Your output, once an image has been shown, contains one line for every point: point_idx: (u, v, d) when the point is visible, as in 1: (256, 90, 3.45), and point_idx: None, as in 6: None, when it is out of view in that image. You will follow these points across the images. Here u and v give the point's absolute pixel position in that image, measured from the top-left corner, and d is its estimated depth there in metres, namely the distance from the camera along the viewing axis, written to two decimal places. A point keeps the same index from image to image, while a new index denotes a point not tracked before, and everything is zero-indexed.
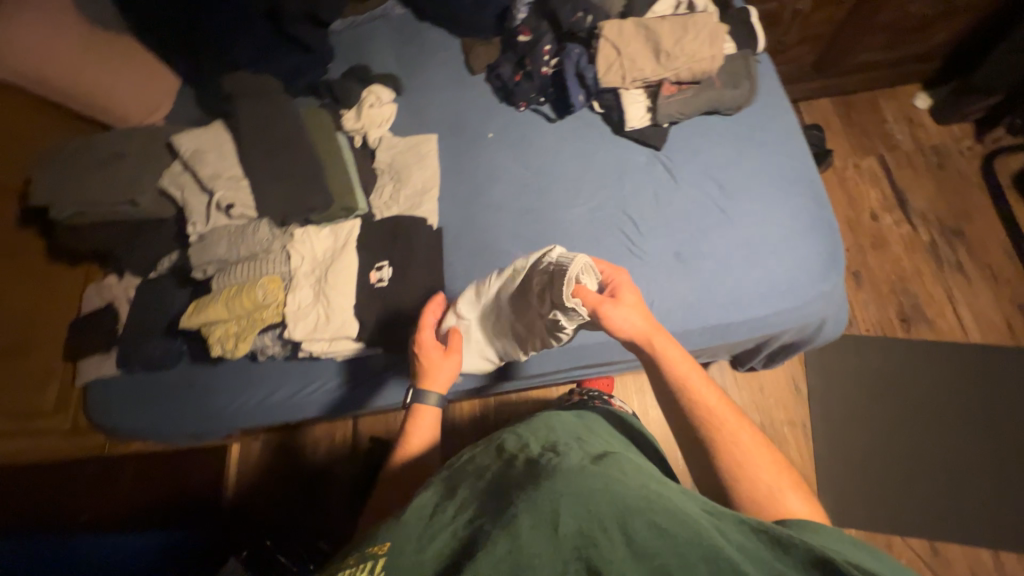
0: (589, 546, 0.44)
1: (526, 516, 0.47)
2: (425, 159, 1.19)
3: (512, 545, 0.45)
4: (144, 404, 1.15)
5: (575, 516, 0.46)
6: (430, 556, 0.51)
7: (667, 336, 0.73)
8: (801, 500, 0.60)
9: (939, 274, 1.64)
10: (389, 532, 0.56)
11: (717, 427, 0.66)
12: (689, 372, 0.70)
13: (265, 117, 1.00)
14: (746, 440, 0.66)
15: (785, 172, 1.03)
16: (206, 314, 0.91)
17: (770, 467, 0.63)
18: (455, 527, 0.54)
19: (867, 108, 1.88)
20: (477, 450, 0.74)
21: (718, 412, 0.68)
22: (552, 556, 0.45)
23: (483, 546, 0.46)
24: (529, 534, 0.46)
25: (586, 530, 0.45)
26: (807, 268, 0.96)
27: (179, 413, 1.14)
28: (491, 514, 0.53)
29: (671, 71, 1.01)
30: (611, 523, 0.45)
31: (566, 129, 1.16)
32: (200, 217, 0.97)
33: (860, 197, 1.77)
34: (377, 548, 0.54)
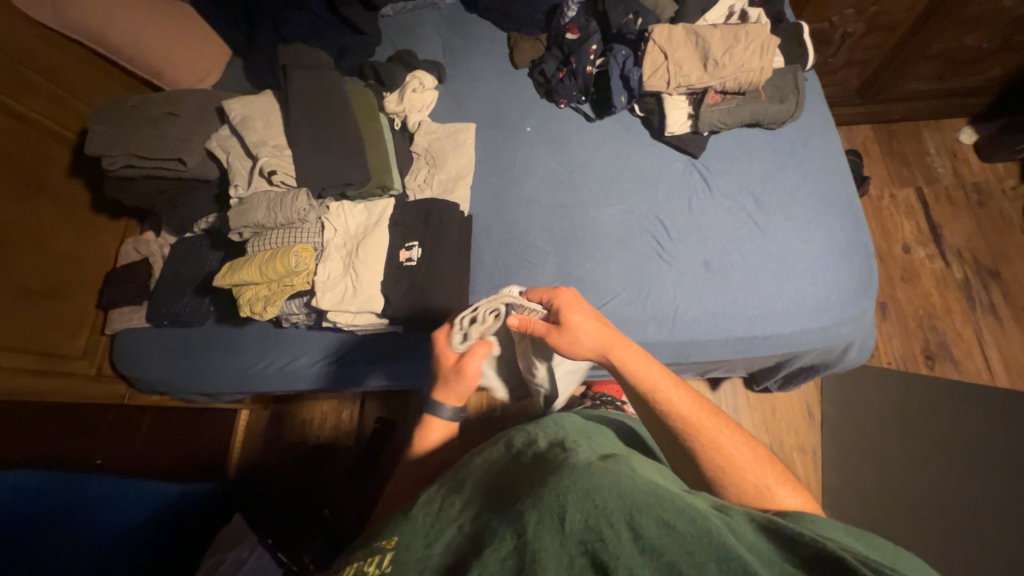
0: (595, 540, 0.41)
1: (532, 511, 0.45)
2: (461, 147, 1.21)
3: (518, 541, 0.43)
4: (167, 359, 1.19)
5: (580, 508, 0.43)
6: (437, 553, 0.50)
7: (631, 346, 0.74)
8: (791, 494, 0.63)
9: (970, 314, 1.60)
10: (396, 527, 0.57)
11: (695, 433, 0.68)
12: (653, 379, 0.71)
13: (313, 91, 1.03)
14: (724, 441, 0.67)
15: (824, 191, 1.01)
16: (240, 275, 0.94)
17: (755, 461, 0.66)
18: (460, 523, 0.53)
19: (909, 139, 1.85)
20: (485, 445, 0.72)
21: (693, 417, 0.69)
22: (558, 550, 0.41)
23: (490, 547, 0.45)
24: (535, 528, 0.43)
25: (593, 522, 0.42)
26: (838, 289, 0.94)
27: (201, 371, 1.17)
28: (497, 512, 0.51)
29: (718, 80, 1.00)
30: (619, 519, 0.42)
31: (604, 130, 1.17)
32: (242, 181, 1.00)
33: (893, 228, 1.74)
34: (386, 543, 0.55)
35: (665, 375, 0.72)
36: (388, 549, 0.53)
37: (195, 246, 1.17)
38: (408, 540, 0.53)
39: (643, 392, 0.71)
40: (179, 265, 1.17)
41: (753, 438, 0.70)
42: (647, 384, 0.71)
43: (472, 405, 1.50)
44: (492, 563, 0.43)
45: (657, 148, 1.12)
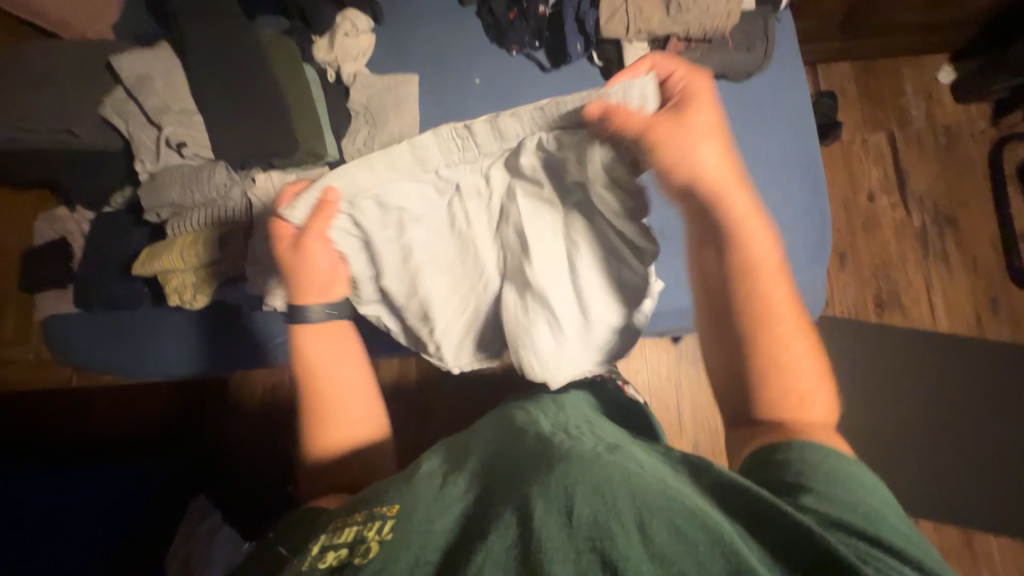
0: (604, 538, 0.44)
1: (542, 501, 0.48)
2: (403, 103, 1.08)
3: (528, 530, 0.46)
4: (102, 343, 1.11)
5: (590, 505, 0.46)
6: (443, 527, 0.52)
7: (740, 194, 0.66)
8: (827, 404, 0.64)
9: (923, 262, 1.64)
10: (397, 494, 0.58)
11: (774, 321, 0.65)
12: (765, 260, 0.66)
13: (217, 42, 0.88)
14: (797, 348, 0.65)
15: (787, 151, 0.96)
16: (160, 263, 0.87)
17: (812, 368, 0.65)
18: (465, 499, 0.56)
19: (886, 78, 1.76)
20: (488, 419, 0.74)
21: (777, 305, 0.65)
22: (566, 543, 0.44)
23: (498, 533, 0.47)
24: (542, 519, 0.46)
25: (602, 522, 0.44)
26: (791, 258, 0.93)
27: (141, 354, 1.11)
28: (502, 493, 0.54)
29: (682, 26, 0.90)
30: (628, 520, 0.44)
31: (559, 82, 1.06)
32: (148, 154, 0.88)
33: (861, 175, 1.71)
34: (386, 509, 0.56)
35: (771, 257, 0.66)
36: (389, 517, 0.54)
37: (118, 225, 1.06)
38: (411, 506, 0.55)
39: (740, 263, 0.66)
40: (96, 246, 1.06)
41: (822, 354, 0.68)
42: (746, 240, 0.66)
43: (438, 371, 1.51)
44: (498, 547, 0.45)
45: None
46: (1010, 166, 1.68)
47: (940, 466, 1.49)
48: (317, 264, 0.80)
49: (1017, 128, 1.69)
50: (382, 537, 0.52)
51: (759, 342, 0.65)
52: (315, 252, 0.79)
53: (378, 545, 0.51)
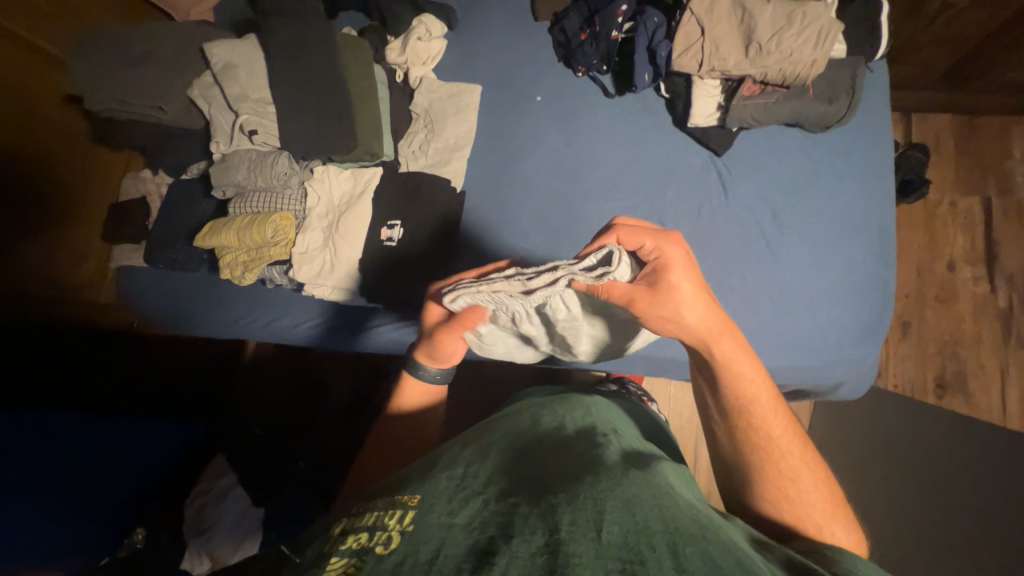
0: (636, 561, 0.41)
1: (568, 508, 0.46)
2: (462, 112, 1.09)
3: (553, 538, 0.43)
4: (167, 296, 1.22)
5: (620, 523, 0.45)
6: (463, 519, 0.46)
7: (735, 341, 0.64)
8: (853, 537, 0.63)
9: (1001, 347, 1.47)
10: (418, 489, 0.53)
11: (774, 459, 0.65)
12: (754, 387, 0.66)
13: (299, 38, 0.93)
14: (805, 479, 0.65)
15: (854, 213, 0.89)
16: (218, 238, 0.93)
17: (825, 502, 0.64)
18: (485, 498, 0.49)
19: (991, 138, 1.59)
20: (497, 426, 0.71)
21: (779, 441, 0.66)
22: (596, 561, 0.40)
23: (520, 529, 0.44)
24: (569, 532, 0.43)
25: (631, 540, 0.43)
26: (841, 329, 0.87)
27: (194, 312, 1.20)
28: (526, 492, 0.50)
29: (758, 69, 0.85)
30: (662, 547, 0.43)
31: (621, 109, 1.04)
32: (223, 138, 0.95)
33: (944, 241, 1.55)
34: (407, 499, 0.51)
35: (770, 390, 0.66)
36: (411, 508, 0.49)
37: (189, 197, 1.15)
38: (431, 497, 0.50)
39: (735, 400, 0.66)
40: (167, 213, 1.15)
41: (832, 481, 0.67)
42: (747, 392, 0.66)
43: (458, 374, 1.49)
44: (521, 552, 0.41)
45: (677, 139, 0.99)
46: None
47: None
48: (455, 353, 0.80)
49: None
50: (403, 527, 0.46)
51: (766, 479, 0.65)
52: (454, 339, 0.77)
53: (400, 535, 0.45)
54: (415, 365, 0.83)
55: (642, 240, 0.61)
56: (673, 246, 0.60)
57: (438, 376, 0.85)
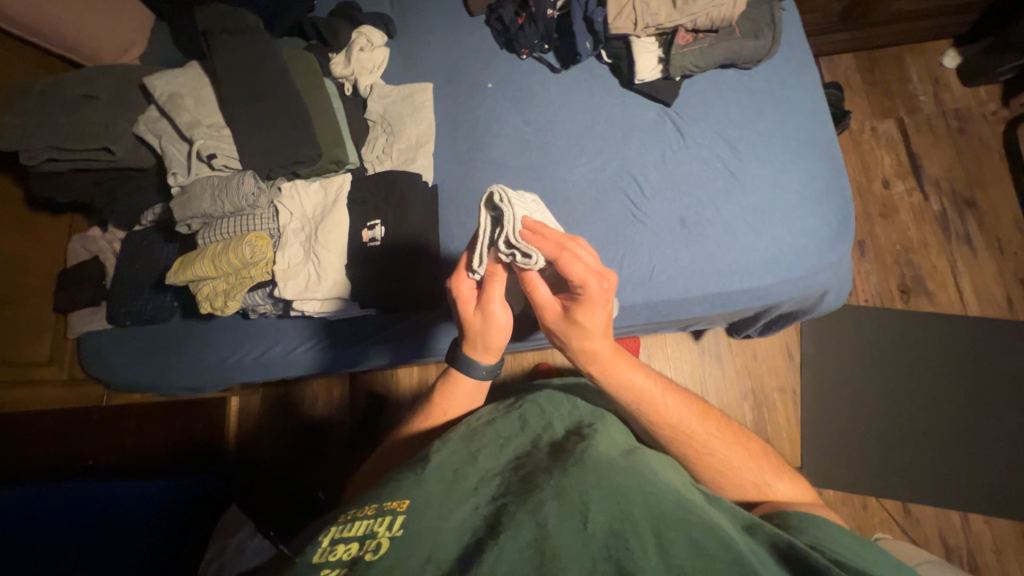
0: (619, 546, 0.46)
1: (554, 503, 0.50)
2: (419, 111, 1.11)
3: (540, 531, 0.47)
4: (143, 356, 1.14)
5: (604, 513, 0.49)
6: (454, 529, 0.50)
7: (617, 366, 0.69)
8: (785, 484, 0.69)
9: (946, 246, 1.61)
10: (409, 490, 0.54)
11: (689, 441, 0.69)
12: (639, 394, 0.70)
13: (244, 58, 0.93)
14: (720, 448, 0.69)
15: (802, 132, 0.97)
16: (192, 271, 0.89)
17: (752, 461, 0.70)
18: (478, 502, 0.54)
19: (890, 67, 1.77)
20: (488, 412, 0.73)
21: (684, 423, 0.70)
22: (582, 550, 0.46)
23: (509, 527, 0.49)
24: (555, 527, 0.48)
25: (616, 530, 0.48)
26: (814, 237, 0.93)
27: (175, 365, 1.12)
28: (515, 494, 0.54)
29: (688, 17, 0.93)
30: (645, 532, 0.47)
31: (570, 82, 1.09)
32: (181, 168, 0.92)
33: (874, 163, 1.70)
34: (397, 504, 0.52)
35: (652, 387, 0.70)
36: (400, 511, 0.50)
37: (147, 245, 1.08)
38: (422, 505, 0.52)
39: (631, 401, 0.70)
40: (126, 266, 1.08)
41: (748, 437, 0.73)
42: (633, 393, 0.69)
43: None
44: (511, 548, 0.46)
45: (628, 98, 1.05)
46: None
47: (983, 457, 1.45)
48: (501, 322, 0.72)
49: None
50: (392, 533, 0.48)
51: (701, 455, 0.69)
52: (496, 312, 0.72)
53: (389, 541, 0.47)
54: (467, 364, 0.76)
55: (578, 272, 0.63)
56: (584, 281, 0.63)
57: (488, 374, 0.77)
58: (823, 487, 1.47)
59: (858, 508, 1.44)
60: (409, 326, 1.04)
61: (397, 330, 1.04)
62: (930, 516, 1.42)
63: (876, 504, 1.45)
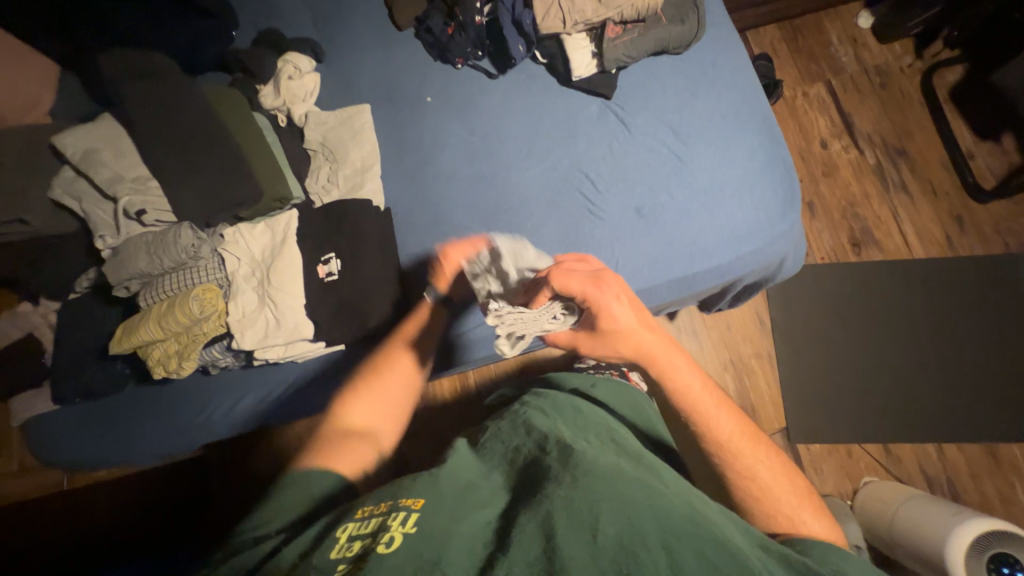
0: (628, 559, 0.45)
1: (563, 504, 0.49)
2: (359, 134, 1.07)
3: (551, 546, 0.45)
4: (94, 431, 1.05)
5: (614, 524, 0.47)
6: (463, 533, 0.48)
7: (674, 356, 0.70)
8: (818, 523, 0.67)
9: (886, 196, 1.70)
10: (422, 489, 0.54)
11: (733, 457, 0.70)
12: (700, 401, 0.71)
13: (160, 102, 0.87)
14: (765, 476, 0.70)
15: (740, 109, 0.99)
16: (138, 337, 0.83)
17: (795, 496, 0.69)
18: (490, 515, 0.52)
19: (810, 33, 1.85)
20: (495, 425, 0.69)
21: (734, 441, 0.71)
22: (589, 559, 0.44)
23: (518, 529, 0.47)
24: (564, 532, 0.46)
25: (626, 542, 0.46)
26: (766, 209, 0.95)
27: (138, 431, 1.04)
28: (528, 496, 0.52)
29: (614, 10, 0.94)
30: (655, 544, 0.46)
31: (508, 86, 1.07)
32: (108, 230, 0.86)
33: (811, 125, 1.77)
34: (409, 501, 0.52)
35: (706, 392, 0.71)
36: (415, 509, 0.50)
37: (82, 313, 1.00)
38: (434, 507, 0.51)
39: (682, 409, 0.71)
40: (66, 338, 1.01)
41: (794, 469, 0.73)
42: (688, 401, 0.70)
43: (446, 397, 1.40)
44: (519, 559, 0.44)
45: (569, 96, 1.04)
46: (942, 91, 1.77)
47: (948, 388, 1.54)
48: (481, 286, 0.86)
49: (940, 56, 1.78)
50: (405, 529, 0.48)
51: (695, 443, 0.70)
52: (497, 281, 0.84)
53: (402, 536, 0.47)
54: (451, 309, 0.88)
55: (575, 285, 0.66)
56: (602, 286, 0.65)
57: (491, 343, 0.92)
58: (809, 442, 1.53)
59: (843, 457, 1.51)
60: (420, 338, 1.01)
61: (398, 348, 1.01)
62: (909, 452, 1.50)
63: (860, 450, 1.51)
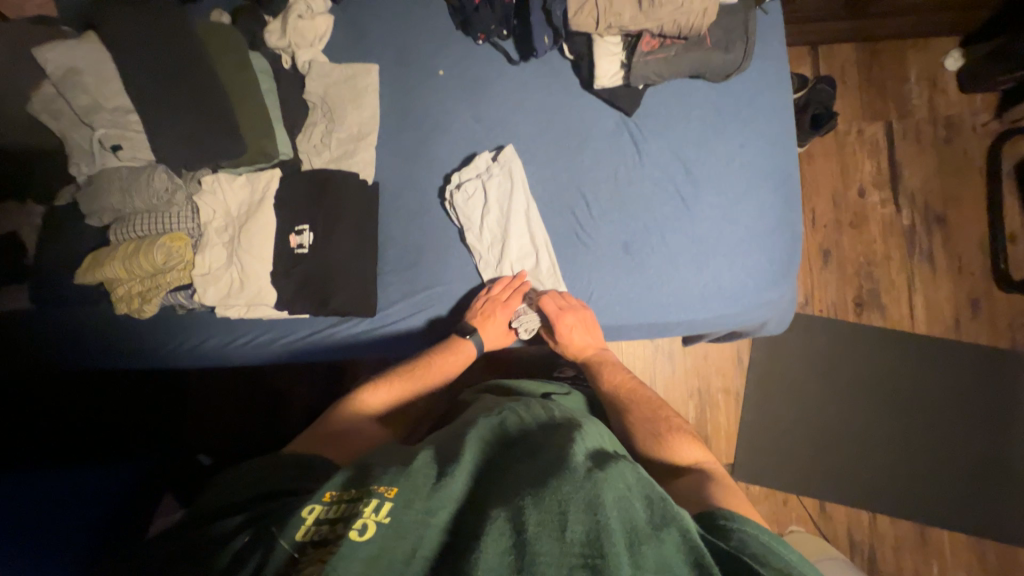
0: (596, 556, 0.44)
1: (534, 508, 0.47)
2: (361, 96, 1.00)
3: (520, 538, 0.45)
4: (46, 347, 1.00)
5: (583, 520, 0.46)
6: (435, 528, 0.47)
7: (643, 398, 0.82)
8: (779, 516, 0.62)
9: (908, 261, 1.60)
10: (393, 474, 0.51)
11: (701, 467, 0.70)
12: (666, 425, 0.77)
13: (151, 29, 0.83)
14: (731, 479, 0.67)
15: (764, 161, 0.92)
16: (103, 272, 0.85)
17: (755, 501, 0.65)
18: (457, 503, 0.50)
19: (889, 63, 1.65)
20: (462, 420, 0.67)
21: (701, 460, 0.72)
22: (558, 558, 0.44)
23: (489, 527, 0.46)
24: (535, 530, 0.45)
25: (595, 541, 0.44)
26: (757, 275, 0.91)
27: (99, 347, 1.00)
28: (496, 496, 0.50)
29: (653, 22, 0.83)
30: (622, 544, 0.45)
31: (527, 77, 0.99)
32: (84, 158, 0.84)
33: (854, 168, 1.64)
34: (384, 488, 0.49)
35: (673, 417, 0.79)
36: (388, 496, 0.48)
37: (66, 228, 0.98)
38: (409, 494, 0.49)
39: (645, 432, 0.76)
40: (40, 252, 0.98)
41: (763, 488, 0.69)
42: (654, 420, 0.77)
43: None
44: (491, 551, 0.44)
45: (587, 103, 0.96)
46: (1009, 162, 1.61)
47: (902, 466, 1.54)
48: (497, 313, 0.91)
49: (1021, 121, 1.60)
50: (379, 517, 0.46)
51: None
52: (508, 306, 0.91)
53: (376, 525, 0.45)
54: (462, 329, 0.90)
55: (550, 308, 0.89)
56: (567, 314, 0.89)
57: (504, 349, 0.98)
58: (749, 483, 1.56)
59: (777, 504, 1.55)
60: (394, 319, 0.95)
61: (368, 329, 0.94)
62: (843, 515, 1.54)
63: (796, 501, 1.55)
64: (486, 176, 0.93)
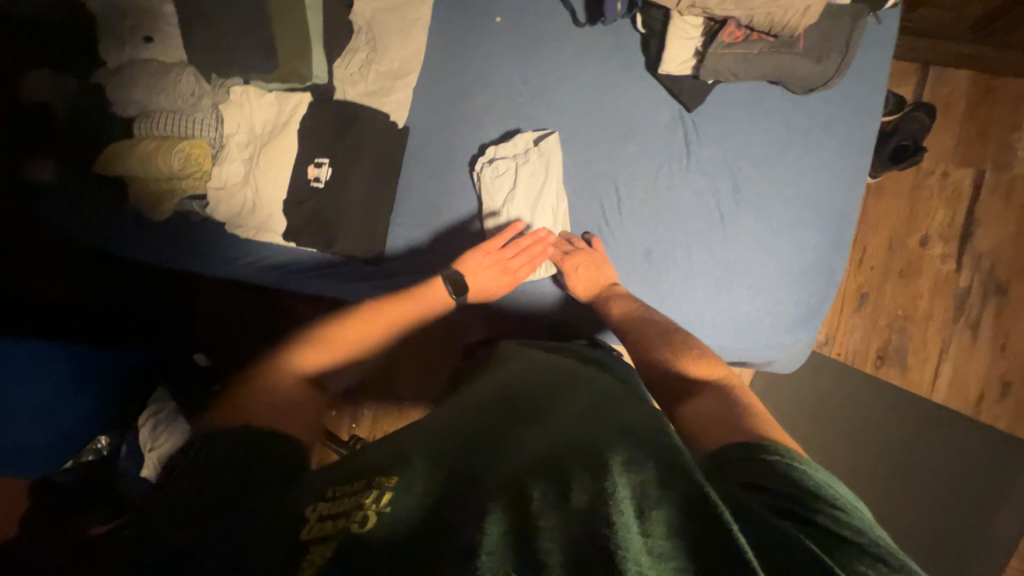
0: (598, 521, 0.37)
1: (537, 486, 0.42)
2: (409, 29, 0.93)
3: (520, 513, 0.40)
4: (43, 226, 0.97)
5: (587, 485, 0.41)
6: (431, 509, 0.43)
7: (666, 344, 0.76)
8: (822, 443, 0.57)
9: (948, 324, 1.49)
10: (393, 463, 0.48)
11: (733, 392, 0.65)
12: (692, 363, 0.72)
13: None
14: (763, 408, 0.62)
15: (819, 196, 0.84)
16: (122, 166, 0.84)
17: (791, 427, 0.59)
18: (455, 480, 0.46)
19: (1005, 103, 1.45)
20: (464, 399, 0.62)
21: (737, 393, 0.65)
22: (559, 525, 0.38)
23: (487, 509, 0.41)
24: (539, 505, 0.40)
25: (597, 505, 0.39)
26: (778, 314, 0.86)
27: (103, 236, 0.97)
28: (496, 474, 0.45)
29: (744, 11, 0.73)
30: (626, 502, 0.39)
31: (589, 43, 0.90)
32: (116, 46, 0.83)
33: (925, 213, 1.48)
34: (384, 478, 0.45)
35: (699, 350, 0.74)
36: (389, 486, 0.44)
37: (81, 111, 0.92)
38: (411, 480, 0.45)
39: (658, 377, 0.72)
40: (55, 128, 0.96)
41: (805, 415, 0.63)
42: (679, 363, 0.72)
43: None
44: (490, 530, 0.38)
45: (647, 86, 0.87)
46: None
47: None
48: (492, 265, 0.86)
49: None
50: (379, 508, 0.42)
51: None
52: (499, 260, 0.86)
53: (377, 517, 0.41)
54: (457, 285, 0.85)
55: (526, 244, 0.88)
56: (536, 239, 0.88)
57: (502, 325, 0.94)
58: None
59: None
60: (397, 272, 0.92)
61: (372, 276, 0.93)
62: None
63: None
64: (521, 162, 0.87)
